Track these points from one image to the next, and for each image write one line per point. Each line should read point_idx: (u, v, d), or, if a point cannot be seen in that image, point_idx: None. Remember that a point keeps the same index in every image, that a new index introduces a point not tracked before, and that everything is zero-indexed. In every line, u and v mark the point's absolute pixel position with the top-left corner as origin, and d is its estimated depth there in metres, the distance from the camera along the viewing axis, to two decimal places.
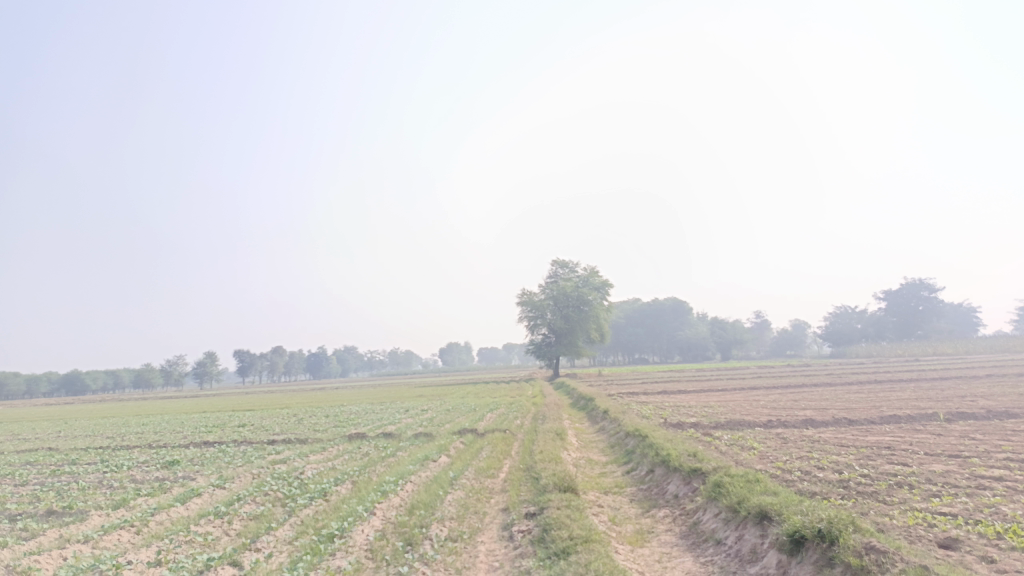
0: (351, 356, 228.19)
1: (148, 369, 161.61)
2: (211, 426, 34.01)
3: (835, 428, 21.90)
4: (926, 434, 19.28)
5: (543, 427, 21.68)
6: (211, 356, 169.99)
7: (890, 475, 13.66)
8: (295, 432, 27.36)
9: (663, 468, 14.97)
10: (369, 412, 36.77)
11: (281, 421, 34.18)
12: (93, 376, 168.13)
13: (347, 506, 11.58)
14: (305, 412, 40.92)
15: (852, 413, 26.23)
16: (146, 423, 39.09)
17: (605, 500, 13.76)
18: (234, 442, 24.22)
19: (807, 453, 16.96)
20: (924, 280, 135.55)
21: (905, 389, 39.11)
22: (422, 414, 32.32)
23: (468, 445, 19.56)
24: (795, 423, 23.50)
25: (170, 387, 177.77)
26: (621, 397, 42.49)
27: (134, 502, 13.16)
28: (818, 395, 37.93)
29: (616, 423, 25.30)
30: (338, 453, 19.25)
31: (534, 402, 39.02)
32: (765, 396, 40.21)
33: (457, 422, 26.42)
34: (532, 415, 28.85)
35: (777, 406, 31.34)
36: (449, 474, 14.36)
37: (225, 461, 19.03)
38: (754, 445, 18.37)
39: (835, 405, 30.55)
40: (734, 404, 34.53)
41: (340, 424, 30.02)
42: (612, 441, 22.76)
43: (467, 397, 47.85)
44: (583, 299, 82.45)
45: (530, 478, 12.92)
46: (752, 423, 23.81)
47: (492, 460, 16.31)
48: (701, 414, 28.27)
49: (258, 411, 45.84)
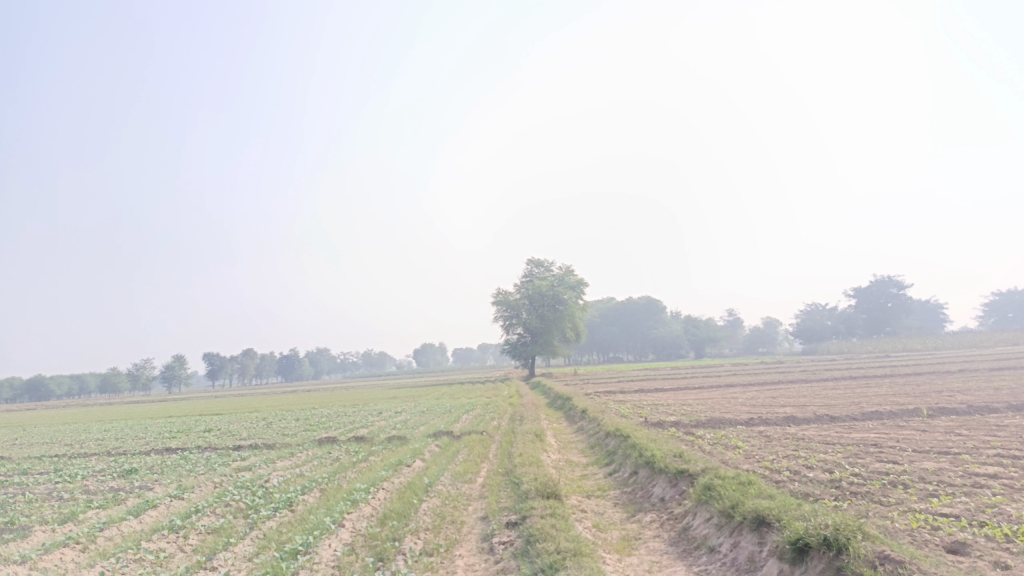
0: (324, 357, 225.70)
1: (114, 373, 158.12)
2: (176, 431, 32.79)
3: (818, 425, 21.54)
4: (911, 430, 18.96)
5: (521, 428, 21.01)
6: (180, 360, 166.73)
7: (881, 474, 13.17)
8: (262, 436, 26.37)
9: (647, 469, 14.38)
10: (342, 415, 35.83)
11: (249, 426, 33.09)
12: (57, 381, 164.10)
13: (314, 518, 10.77)
14: (275, 415, 39.85)
15: (833, 409, 25.96)
16: (109, 429, 37.67)
17: (588, 505, 13.12)
18: (198, 448, 23.16)
19: (793, 452, 16.49)
20: (892, 278, 137.35)
21: (881, 385, 39.11)
22: (396, 416, 31.51)
23: (443, 448, 18.79)
24: (777, 421, 23.12)
25: (137, 391, 174.27)
26: (598, 396, 42.02)
27: (84, 516, 12.19)
28: (796, 392, 37.79)
29: (595, 424, 24.76)
30: (306, 459, 18.35)
31: (511, 402, 38.31)
32: (742, 393, 40.05)
33: (433, 424, 25.68)
34: (509, 416, 28.20)
35: (756, 404, 31.04)
36: (423, 480, 13.61)
37: (187, 468, 18.01)
38: (739, 444, 17.86)
39: (814, 402, 30.30)
40: (713, 402, 34.16)
41: (311, 427, 29.06)
42: (591, 441, 22.15)
43: (442, 397, 46.99)
44: (559, 298, 81.95)
45: (510, 484, 12.21)
46: (733, 421, 23.38)
47: (469, 464, 15.56)
48: (682, 412, 27.82)
49: (227, 415, 44.61)
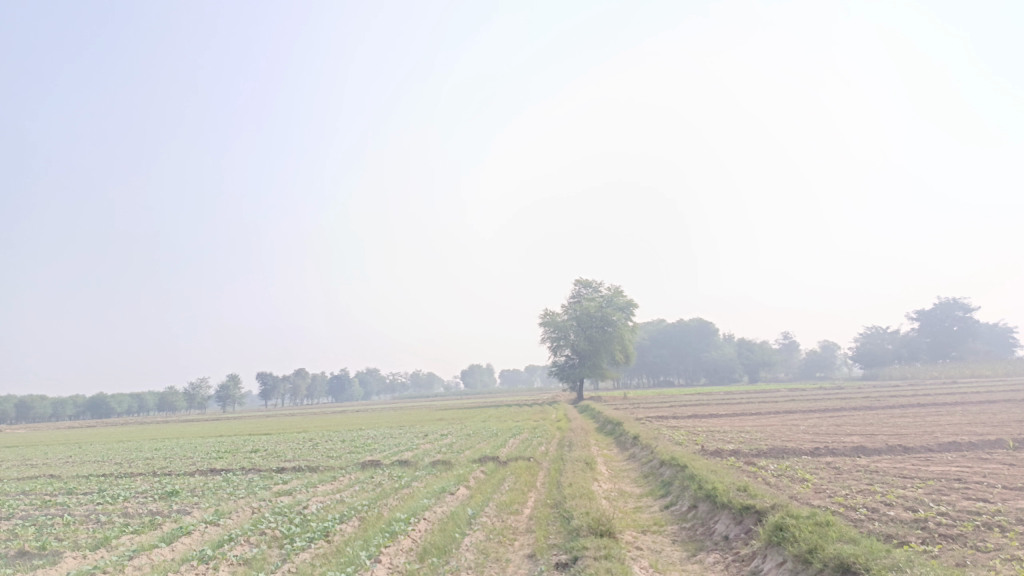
0: (373, 378, 227.56)
1: (172, 392, 162.15)
2: (223, 451, 32.77)
3: (891, 456, 20.04)
4: (997, 464, 17.37)
5: (570, 455, 20.13)
6: (234, 380, 169.87)
7: (973, 513, 11.85)
8: (306, 458, 26.03)
9: (708, 504, 13.35)
10: (387, 437, 35.39)
11: (295, 446, 32.89)
12: (118, 399, 169.20)
13: (350, 551, 10.11)
14: (322, 436, 39.70)
15: (904, 439, 24.29)
16: (159, 448, 38.00)
17: (644, 541, 12.17)
18: (242, 469, 22.89)
19: (867, 486, 15.20)
20: (957, 300, 131.72)
21: (953, 413, 36.85)
22: (442, 439, 30.87)
23: (489, 475, 18.00)
24: (844, 451, 21.63)
25: (193, 409, 178.49)
26: (649, 421, 40.67)
27: (117, 542, 11.77)
28: (861, 419, 35.85)
29: (648, 451, 23.67)
30: (348, 484, 17.77)
31: (560, 426, 37.27)
32: (802, 420, 38.20)
33: (478, 449, 24.98)
34: (558, 441, 27.30)
35: (819, 432, 29.40)
36: (467, 510, 12.84)
37: (227, 492, 17.62)
38: (806, 477, 16.62)
39: (882, 430, 28.50)
40: (772, 429, 32.54)
41: (356, 450, 28.64)
42: (645, 470, 21.09)
43: (489, 420, 46.30)
44: (607, 320, 80.61)
45: (560, 518, 11.36)
46: (797, 450, 22.03)
47: (516, 494, 14.74)
48: (740, 440, 26.40)
49: (275, 435, 44.74)
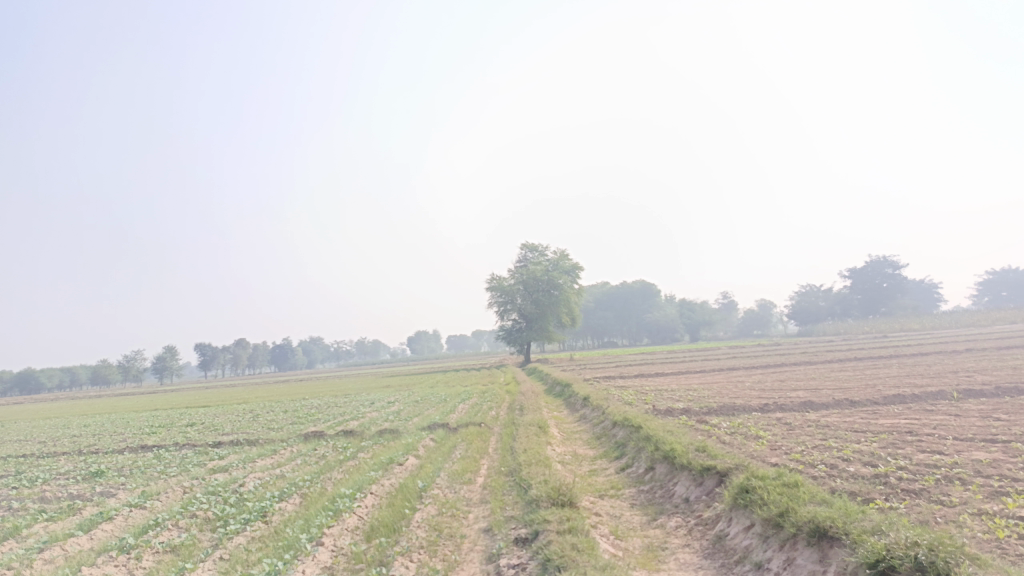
0: (317, 346, 224.11)
1: (105, 364, 156.33)
2: (157, 426, 31.19)
3: (840, 410, 20.13)
4: (944, 415, 17.52)
5: (522, 419, 19.59)
6: (171, 352, 164.55)
7: (931, 467, 11.67)
8: (246, 431, 24.80)
9: (667, 465, 12.90)
10: (331, 406, 34.33)
11: (234, 419, 31.51)
12: (47, 373, 162.16)
13: (290, 533, 9.24)
14: (264, 407, 38.33)
15: (849, 393, 24.59)
16: (89, 424, 36.04)
17: (602, 506, 11.65)
18: (176, 445, 21.57)
19: (821, 441, 15.08)
20: (887, 258, 136.01)
21: (890, 366, 37.85)
22: (388, 406, 30.00)
23: (438, 443, 17.24)
24: (793, 406, 21.67)
25: (129, 383, 172.61)
26: (598, 382, 40.59)
27: (27, 531, 10.63)
28: (803, 374, 36.53)
29: (599, 413, 23.35)
30: (289, 458, 16.76)
31: (509, 390, 36.77)
32: (746, 377, 38.69)
33: (427, 415, 24.22)
34: (508, 404, 26.79)
35: (765, 388, 29.68)
36: (416, 482, 12.07)
37: (158, 470, 16.42)
38: (761, 433, 16.42)
39: (826, 385, 28.88)
40: (719, 386, 32.73)
41: (298, 420, 27.51)
42: (597, 432, 20.71)
43: (437, 386, 45.59)
44: (554, 284, 80.47)
45: (516, 489, 10.71)
46: (747, 407, 22.00)
47: (467, 462, 14.03)
48: (689, 399, 26.35)
49: (214, 407, 43.11)
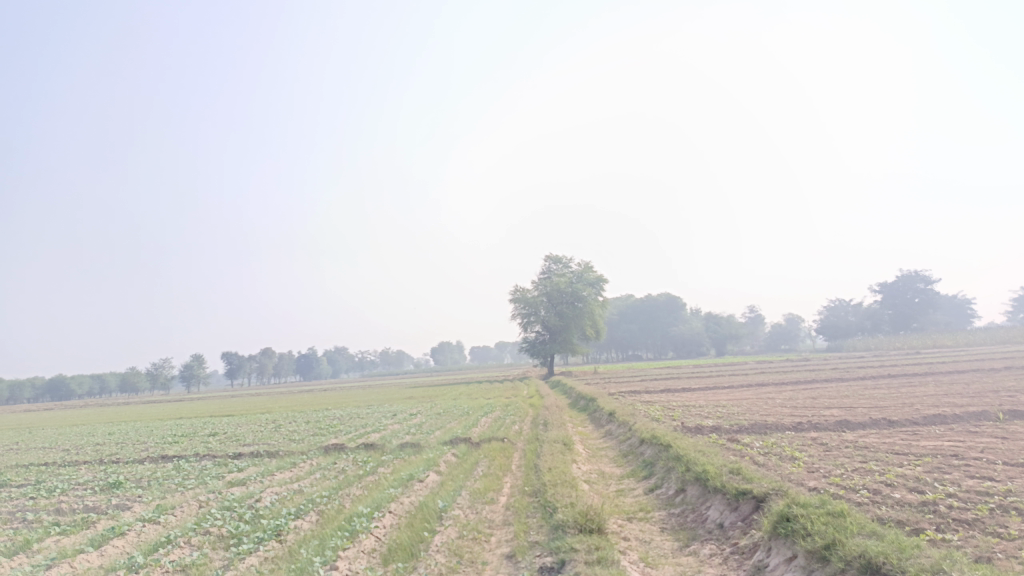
0: (341, 356, 225.25)
1: (134, 372, 158.49)
2: (180, 435, 31.15)
3: (878, 430, 19.33)
4: (990, 438, 16.68)
5: (546, 435, 19.09)
6: (198, 360, 166.37)
7: (983, 494, 10.96)
8: (267, 442, 24.56)
9: (699, 488, 12.31)
10: (353, 417, 34.08)
11: (256, 429, 31.36)
12: (78, 380, 164.72)
13: (304, 554, 8.85)
14: (286, 417, 38.20)
15: (886, 412, 23.70)
16: (114, 432, 36.18)
17: (631, 530, 11.11)
18: (196, 456, 21.35)
19: (861, 464, 14.37)
20: (919, 272, 133.18)
21: (926, 384, 36.65)
22: (411, 419, 29.65)
23: (460, 459, 16.79)
24: (828, 425, 20.89)
25: (157, 390, 174.76)
26: (622, 396, 39.86)
27: (38, 545, 10.37)
28: (835, 391, 35.50)
29: (626, 429, 22.75)
30: (308, 471, 16.42)
31: (532, 404, 36.23)
32: (776, 393, 37.74)
33: (449, 429, 23.82)
34: (531, 419, 26.28)
35: (797, 405, 28.80)
36: (437, 501, 11.63)
37: (176, 482, 16.15)
38: (795, 454, 15.75)
39: (860, 403, 27.96)
40: (747, 402, 31.90)
41: (320, 432, 27.24)
42: (623, 449, 20.13)
43: (459, 398, 45.20)
44: (578, 296, 79.86)
45: (541, 511, 10.22)
46: (778, 426, 21.25)
47: (490, 480, 13.55)
48: (717, 415, 25.64)
49: (237, 417, 43.09)
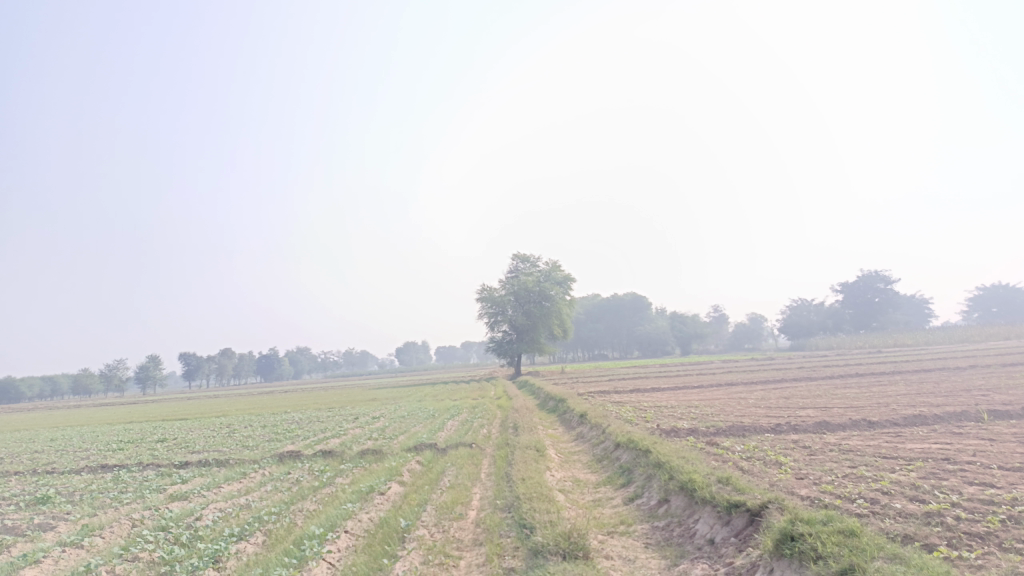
0: (304, 357, 221.60)
1: (86, 373, 153.48)
2: (127, 441, 29.32)
3: (859, 432, 18.68)
4: (979, 440, 16.07)
5: (517, 439, 18.03)
6: (155, 361, 161.78)
7: (988, 504, 10.19)
8: (219, 449, 23.06)
9: (685, 498, 11.34)
10: (314, 420, 32.58)
11: (209, 435, 29.71)
12: (27, 382, 158.88)
13: None
14: (242, 421, 36.54)
15: (863, 412, 23.16)
16: (58, 438, 34.09)
17: (612, 547, 10.08)
18: (138, 465, 19.77)
19: (852, 469, 13.58)
20: (879, 272, 135.29)
21: (896, 383, 36.44)
22: (373, 422, 28.30)
23: (425, 467, 15.65)
24: (808, 427, 20.21)
25: (111, 391, 169.44)
26: (592, 397, 39.04)
27: None
28: (807, 390, 35.03)
29: (599, 431, 21.82)
30: (259, 482, 15.05)
31: (501, 405, 35.13)
32: (747, 392, 37.23)
33: (414, 433, 22.60)
34: (500, 422, 25.19)
35: (771, 405, 28.16)
36: (399, 518, 10.45)
37: (112, 496, 14.62)
38: (781, 459, 14.91)
39: (834, 403, 27.47)
40: (720, 402, 31.25)
41: (277, 437, 25.76)
42: (597, 453, 19.17)
43: (425, 400, 43.92)
44: (545, 295, 78.94)
45: (516, 531, 9.13)
46: (757, 428, 20.51)
47: (457, 492, 12.40)
48: (692, 417, 24.88)
49: (191, 420, 41.12)
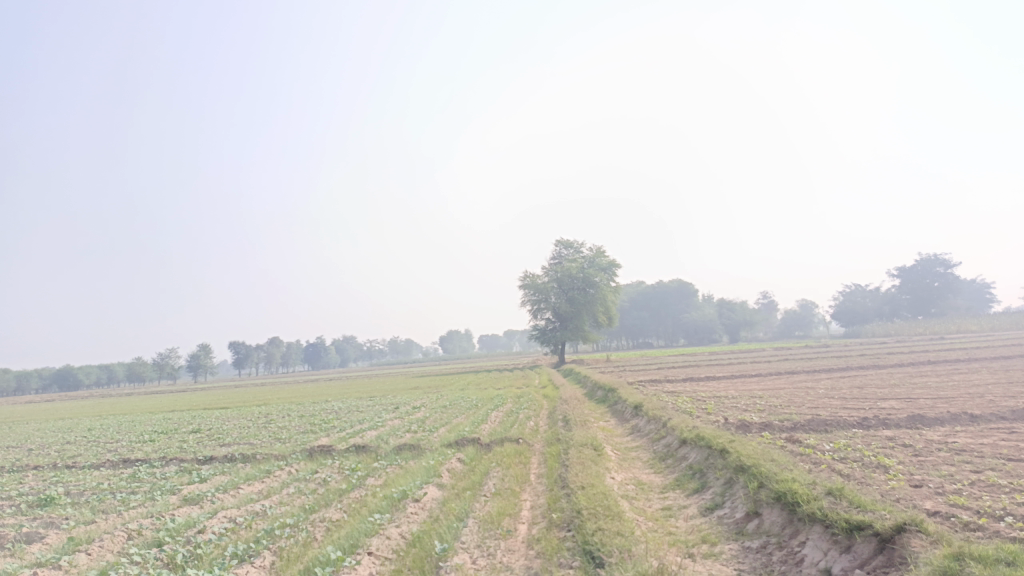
0: (350, 344, 223.63)
1: (140, 361, 156.56)
2: (159, 432, 28.25)
3: (963, 428, 16.18)
4: None
5: (570, 435, 16.06)
6: (206, 349, 164.51)
7: None
8: (248, 442, 21.62)
9: (782, 514, 9.24)
10: (351, 410, 31.11)
11: (244, 425, 28.53)
12: (85, 370, 162.99)
13: None
14: (281, 410, 35.40)
15: (958, 404, 20.52)
16: (95, 428, 33.38)
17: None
18: (160, 460, 18.41)
19: (980, 475, 11.25)
20: (938, 256, 128.77)
21: (977, 371, 33.33)
22: (412, 413, 26.68)
23: (466, 466, 13.83)
24: (900, 421, 17.75)
25: (164, 379, 172.99)
26: (643, 386, 36.90)
27: None
28: (880, 379, 32.18)
29: (658, 424, 19.72)
30: (282, 483, 13.39)
31: (547, 394, 33.27)
32: (812, 381, 34.61)
33: (455, 425, 20.80)
34: (547, 413, 23.30)
35: (845, 396, 25.59)
36: (433, 537, 8.62)
37: (120, 498, 13.15)
38: (884, 462, 12.65)
39: (917, 394, 24.78)
40: (785, 392, 28.76)
41: (310, 429, 24.28)
42: (659, 451, 17.06)
43: (467, 389, 42.44)
44: (590, 281, 76.63)
45: (580, 561, 7.24)
46: (839, 422, 18.14)
47: (503, 501, 10.50)
48: (759, 408, 22.56)
49: (230, 410, 40.10)
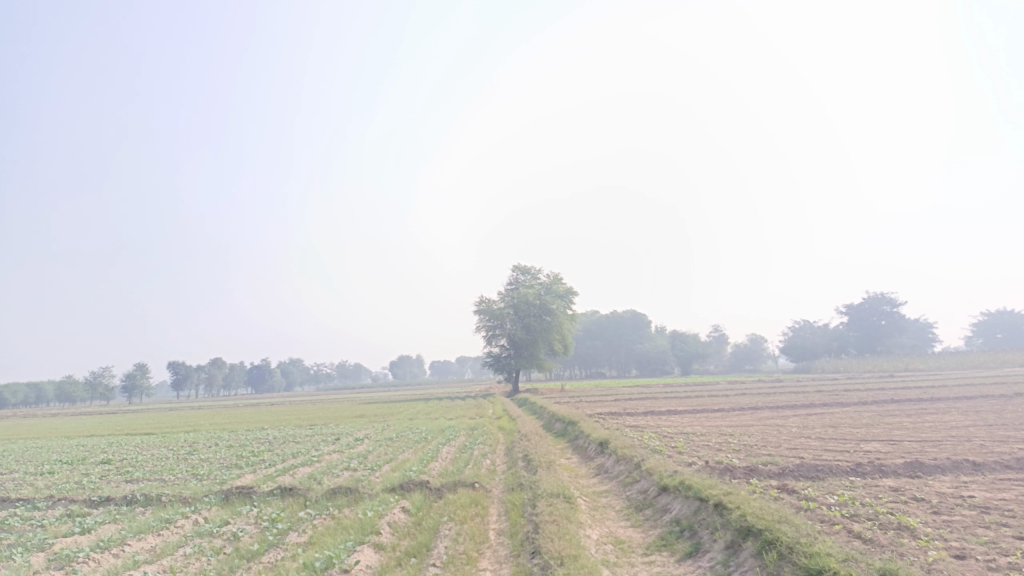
0: (297, 368, 217.19)
1: (72, 381, 148.32)
2: (64, 463, 24.90)
3: (972, 479, 14.41)
4: None
5: (533, 481, 13.74)
6: (143, 369, 156.88)
7: None
8: (161, 478, 18.72)
9: None
10: (287, 441, 28.20)
11: (164, 456, 25.46)
12: (12, 390, 153.95)
13: None
14: (210, 439, 32.35)
15: (949, 450, 18.95)
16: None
17: None
18: (47, 501, 15.46)
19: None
20: (885, 295, 131.09)
21: (946, 412, 32.23)
22: (353, 446, 24.05)
23: (412, 519, 11.40)
24: (898, 469, 15.96)
25: (96, 400, 164.11)
26: (603, 419, 34.89)
27: None
28: (850, 418, 30.71)
29: (629, 465, 17.56)
30: (180, 539, 10.75)
31: (503, 427, 30.99)
32: (780, 418, 33.03)
33: (402, 463, 18.34)
34: (505, 450, 20.99)
35: (823, 437, 23.90)
36: None
37: None
38: (906, 522, 10.73)
39: (897, 435, 23.29)
40: (756, 431, 27.04)
41: (238, 462, 21.49)
42: (634, 498, 14.93)
43: (416, 418, 39.86)
44: (546, 308, 74.79)
45: None
46: (833, 468, 16.30)
47: None
48: (734, 449, 20.73)
49: (153, 436, 36.56)
